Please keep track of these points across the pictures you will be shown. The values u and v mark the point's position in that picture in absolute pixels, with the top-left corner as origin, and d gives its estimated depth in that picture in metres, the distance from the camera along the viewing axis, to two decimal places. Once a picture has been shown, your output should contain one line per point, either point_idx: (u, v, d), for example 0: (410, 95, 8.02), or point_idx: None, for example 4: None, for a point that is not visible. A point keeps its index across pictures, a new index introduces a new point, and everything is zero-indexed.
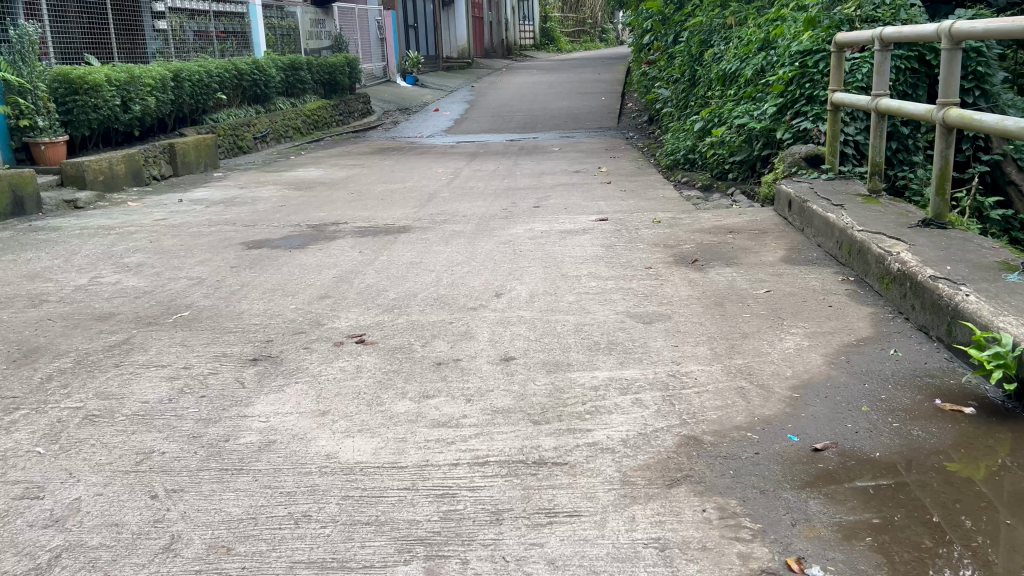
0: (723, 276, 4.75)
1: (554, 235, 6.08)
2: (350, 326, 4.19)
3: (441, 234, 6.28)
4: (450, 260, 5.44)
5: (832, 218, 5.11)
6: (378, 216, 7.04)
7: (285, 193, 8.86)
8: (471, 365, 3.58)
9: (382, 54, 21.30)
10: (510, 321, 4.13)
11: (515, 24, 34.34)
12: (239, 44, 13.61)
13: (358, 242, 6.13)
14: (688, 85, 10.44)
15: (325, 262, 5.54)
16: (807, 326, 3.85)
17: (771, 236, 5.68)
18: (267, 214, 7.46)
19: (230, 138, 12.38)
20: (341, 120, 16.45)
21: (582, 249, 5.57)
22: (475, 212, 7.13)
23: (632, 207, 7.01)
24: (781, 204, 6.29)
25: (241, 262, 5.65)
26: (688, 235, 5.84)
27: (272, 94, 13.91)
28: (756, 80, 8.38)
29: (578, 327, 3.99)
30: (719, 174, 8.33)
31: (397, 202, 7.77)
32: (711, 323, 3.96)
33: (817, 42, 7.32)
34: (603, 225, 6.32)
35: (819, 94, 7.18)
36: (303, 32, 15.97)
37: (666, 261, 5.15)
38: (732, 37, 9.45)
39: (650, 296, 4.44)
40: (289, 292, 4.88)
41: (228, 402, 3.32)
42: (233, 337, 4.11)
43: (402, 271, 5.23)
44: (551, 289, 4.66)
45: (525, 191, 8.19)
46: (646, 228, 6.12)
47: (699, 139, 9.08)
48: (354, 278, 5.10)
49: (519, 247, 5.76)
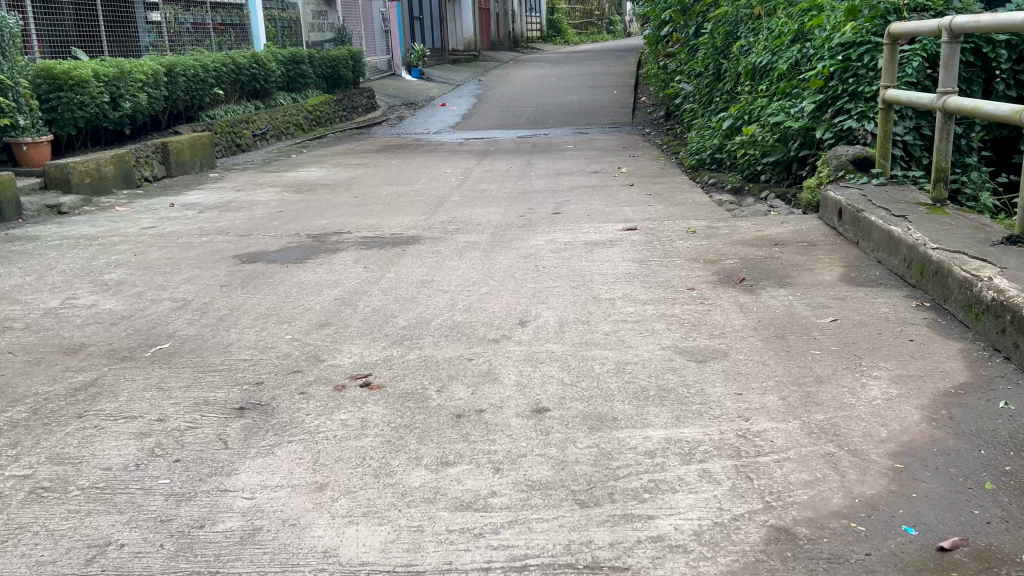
0: (778, 301, 4.17)
1: (579, 247, 5.50)
2: (353, 363, 3.62)
3: (454, 246, 5.71)
4: (465, 278, 4.88)
5: (897, 232, 4.52)
6: (384, 225, 6.48)
7: (286, 197, 8.29)
8: (497, 419, 3.01)
9: (387, 47, 20.69)
10: (539, 358, 3.56)
11: (522, 16, 33.67)
12: (237, 37, 13.04)
13: (363, 255, 5.56)
14: (712, 80, 9.84)
15: (326, 280, 4.97)
16: (891, 368, 3.27)
17: (823, 250, 5.10)
18: (264, 221, 6.90)
19: (228, 136, 11.83)
20: (344, 116, 15.88)
21: (612, 265, 5.00)
22: (489, 219, 6.55)
23: (661, 214, 6.42)
24: (829, 212, 5.70)
25: (233, 281, 5.09)
26: (729, 248, 5.26)
27: (271, 88, 13.34)
28: (791, 74, 7.77)
29: (619, 367, 3.41)
30: (750, 175, 7.78)
31: (405, 208, 7.20)
32: (775, 362, 3.39)
33: (859, 33, 6.73)
34: (632, 236, 5.74)
35: (865, 90, 6.58)
36: (304, 24, 15.40)
37: (709, 280, 4.57)
38: (761, 28, 8.85)
39: (698, 325, 3.87)
40: (284, 318, 4.32)
41: (207, 469, 2.76)
42: (218, 378, 3.55)
43: (412, 291, 4.66)
44: (583, 316, 4.09)
45: (542, 195, 7.61)
46: (680, 240, 5.54)
47: (728, 138, 8.49)
48: (358, 300, 4.53)
49: (540, 262, 5.19)
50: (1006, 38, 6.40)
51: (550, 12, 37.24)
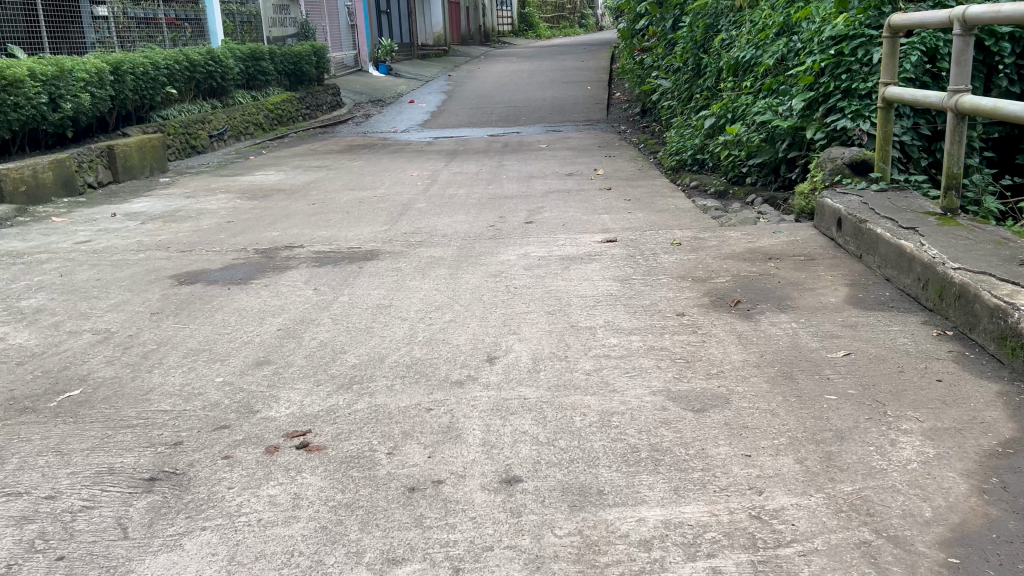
0: (780, 329, 3.68)
1: (554, 263, 4.99)
2: (292, 417, 3.09)
3: (416, 262, 5.17)
4: (428, 301, 4.36)
5: (909, 248, 4.06)
6: (340, 237, 5.92)
7: (239, 205, 7.71)
8: (459, 493, 2.48)
9: (353, 42, 20.04)
10: (511, 408, 3.04)
11: (492, 9, 33.11)
12: (193, 32, 12.39)
13: (314, 274, 5.02)
14: (692, 75, 9.35)
15: (270, 306, 4.42)
16: (922, 419, 2.79)
17: (822, 266, 4.63)
18: (208, 234, 6.31)
19: (182, 137, 11.18)
20: (307, 114, 15.24)
21: (591, 285, 4.49)
22: (456, 230, 6.03)
23: (642, 223, 5.93)
24: (826, 221, 5.24)
25: (165, 307, 4.52)
26: (720, 263, 4.77)
27: (229, 86, 12.69)
28: (777, 69, 7.31)
29: (603, 419, 2.91)
30: (734, 178, 7.34)
31: (365, 216, 6.65)
32: (786, 413, 2.89)
33: (852, 26, 6.27)
34: (612, 249, 5.23)
35: (858, 86, 6.13)
36: (264, 19, 14.74)
37: (701, 304, 4.07)
38: (743, 21, 8.39)
39: (692, 361, 3.37)
40: (216, 355, 3.77)
41: (96, 571, 2.21)
42: (129, 438, 2.98)
43: (366, 319, 4.13)
44: (561, 349, 3.58)
45: (514, 201, 7.09)
46: (666, 254, 5.04)
47: (710, 137, 8.03)
48: (304, 331, 3.99)
49: (512, 281, 4.67)
50: (1010, 30, 5.97)
51: (521, 6, 36.66)
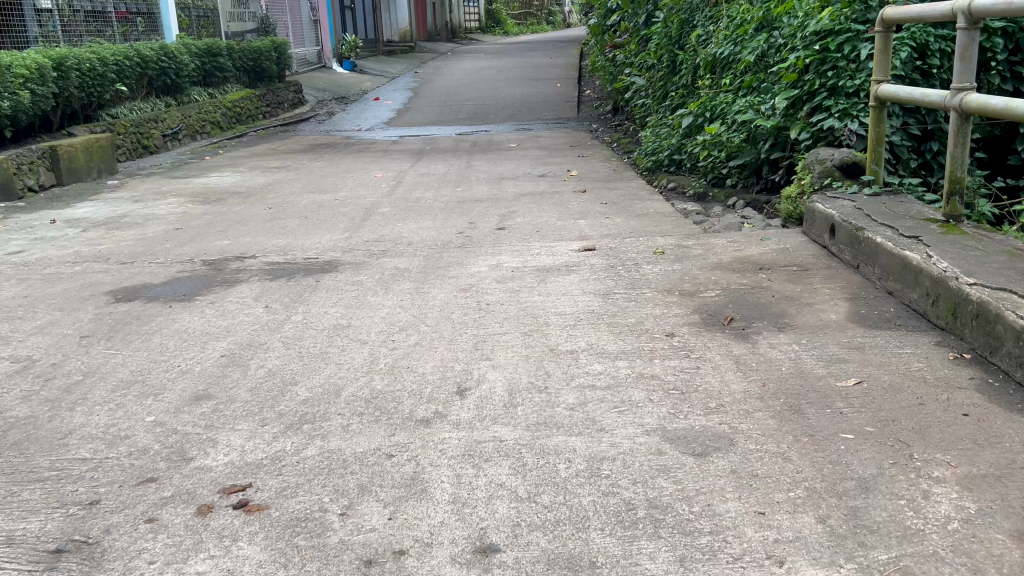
0: (781, 353, 3.33)
1: (529, 275, 4.60)
2: (230, 467, 2.68)
3: (378, 275, 4.76)
4: (391, 320, 3.95)
5: (916, 260, 3.72)
6: (297, 246, 5.49)
7: (190, 210, 7.23)
8: (425, 569, 2.09)
9: (316, 38, 19.50)
10: (484, 453, 2.65)
11: (459, 6, 32.67)
12: (145, 26, 11.83)
13: (266, 289, 4.59)
14: (666, 72, 9.01)
15: (215, 328, 3.99)
16: (955, 465, 2.44)
17: (818, 278, 4.29)
18: (152, 243, 5.84)
19: (132, 136, 10.62)
20: (268, 112, 14.71)
21: (569, 301, 4.11)
22: (423, 237, 5.62)
23: (620, 230, 5.56)
24: (817, 228, 4.90)
25: (97, 329, 4.06)
26: (707, 275, 4.42)
27: (184, 83, 12.14)
28: (757, 66, 6.98)
29: (591, 466, 2.53)
30: (714, 180, 7.01)
31: (325, 222, 6.21)
32: (799, 458, 2.53)
33: (837, 20, 5.95)
34: (590, 259, 4.86)
35: (845, 84, 5.81)
36: (222, 13, 14.19)
37: (691, 323, 3.71)
38: (720, 16, 8.07)
39: (687, 393, 3.00)
40: (149, 388, 3.34)
41: None
42: (36, 496, 2.55)
43: (321, 342, 3.72)
44: (539, 378, 3.19)
45: (484, 205, 6.70)
46: (648, 265, 4.67)
47: (688, 137, 7.70)
48: (251, 359, 3.56)
49: (483, 296, 4.27)
50: (1002, 25, 5.65)
51: (489, 2, 36.21)
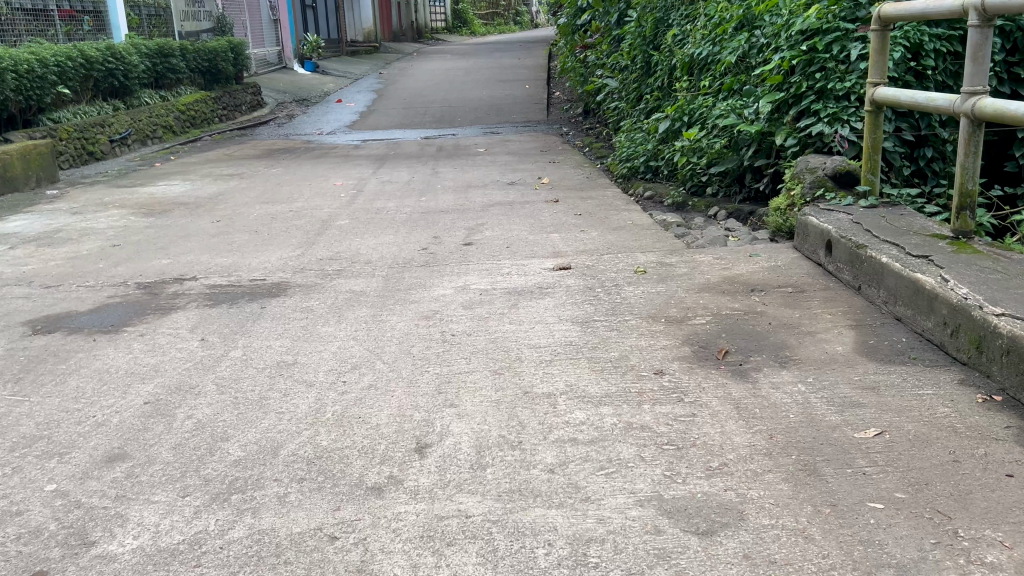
0: (786, 395, 2.93)
1: (499, 299, 4.17)
2: (138, 555, 2.21)
3: (331, 300, 4.30)
4: (343, 356, 3.49)
5: (930, 283, 3.34)
6: (242, 265, 5.01)
7: (130, 223, 6.70)
8: None
9: (277, 39, 18.91)
10: (446, 535, 2.20)
11: (426, 6, 32.17)
12: (91, 25, 11.28)
13: (205, 320, 4.11)
14: (640, 74, 8.64)
15: (141, 368, 3.50)
16: (1010, 545, 2.04)
17: (817, 302, 3.90)
18: (84, 262, 5.33)
19: (76, 141, 10.03)
20: (225, 115, 14.13)
21: (544, 330, 3.68)
22: (382, 255, 5.17)
23: (597, 245, 5.15)
24: (812, 243, 4.51)
25: (6, 369, 3.56)
26: (695, 298, 4.02)
27: (133, 84, 11.54)
28: (737, 67, 6.62)
29: (575, 552, 2.10)
30: (693, 189, 6.63)
31: (275, 238, 5.74)
32: (823, 537, 2.12)
33: (824, 19, 5.61)
34: (566, 279, 4.44)
35: (834, 86, 5.45)
36: (176, 12, 13.61)
37: (681, 358, 3.30)
38: (696, 15, 7.71)
39: (684, 448, 2.58)
40: (55, 446, 2.84)
41: None
42: None
43: (261, 385, 3.25)
44: (511, 430, 2.75)
45: (449, 217, 6.25)
46: (630, 286, 4.26)
47: (665, 142, 7.32)
48: (179, 409, 3.08)
49: (448, 325, 3.82)
50: (999, 24, 5.35)
51: (455, 2, 35.70)
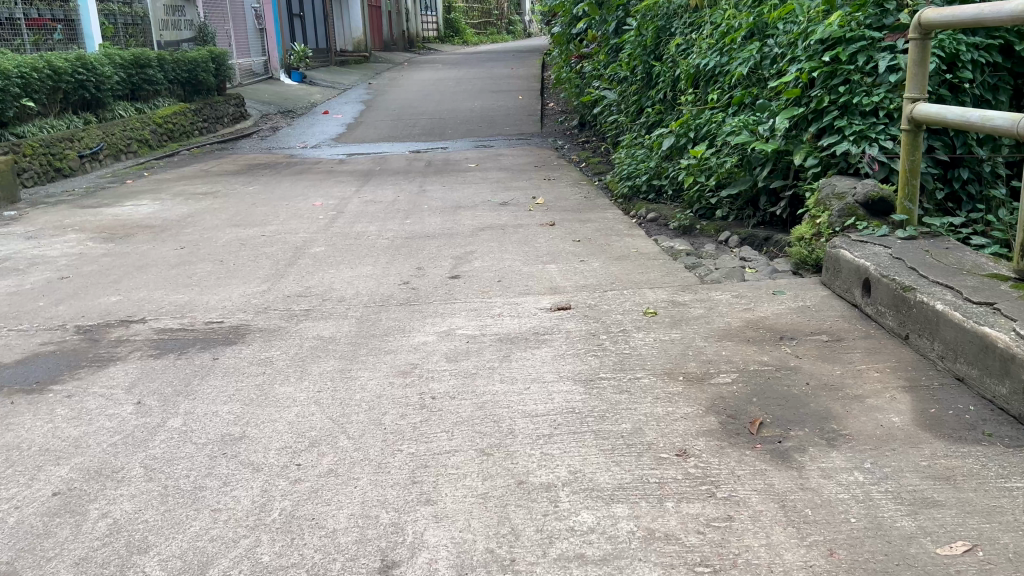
0: (842, 490, 2.37)
1: (487, 349, 3.60)
2: None
3: (294, 351, 3.71)
4: (300, 429, 2.91)
5: (1004, 342, 2.78)
6: (198, 304, 4.44)
7: (87, 249, 6.14)
8: None
9: (262, 48, 18.36)
10: None
11: (417, 15, 31.68)
12: (62, 35, 10.78)
13: (147, 375, 3.53)
14: (640, 86, 8.12)
15: (56, 444, 2.91)
16: None
17: (858, 355, 3.35)
18: (23, 299, 4.75)
19: (41, 157, 9.44)
20: (206, 128, 13.56)
21: (540, 391, 3.11)
22: (358, 290, 4.60)
23: (600, 279, 4.59)
24: (846, 281, 3.96)
25: None
26: (717, 349, 3.46)
27: (106, 96, 10.97)
28: (748, 79, 6.08)
29: None
30: (701, 212, 6.09)
31: (241, 269, 5.16)
32: None
33: (847, 27, 5.09)
34: (566, 323, 3.88)
35: (860, 101, 4.91)
36: (155, 21, 13.06)
37: (707, 432, 2.74)
38: (701, 23, 7.20)
39: (723, 572, 2.02)
40: None
41: None
42: None
43: (198, 471, 2.67)
44: (501, 542, 2.18)
45: (435, 244, 5.69)
46: (640, 332, 3.70)
47: (668, 159, 6.78)
48: (91, 505, 2.50)
49: (428, 384, 3.25)
50: None
51: (446, 11, 35.20)
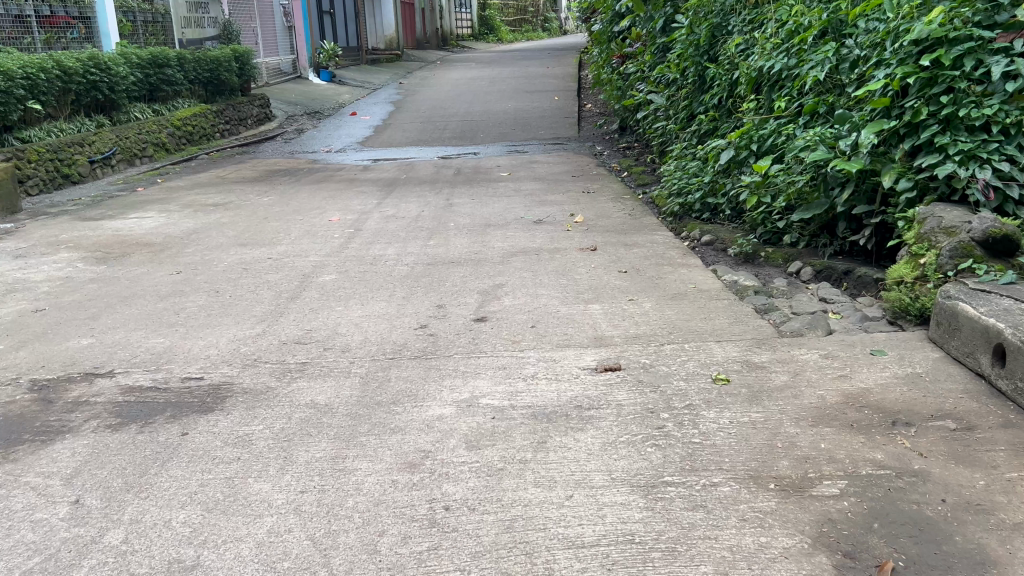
0: None
1: (517, 430, 2.85)
2: None
3: (278, 426, 3.00)
4: (270, 558, 2.21)
5: None
6: (178, 353, 3.77)
7: (75, 273, 5.51)
8: None
9: (291, 46, 17.79)
10: None
11: (452, 13, 31.07)
12: (76, 33, 10.24)
13: (95, 456, 2.85)
14: (691, 89, 7.34)
15: None
16: None
17: (1001, 454, 2.56)
18: None
19: (47, 162, 8.89)
20: (228, 130, 12.98)
21: (587, 504, 2.37)
22: (365, 336, 3.89)
23: (655, 326, 3.83)
24: (968, 342, 3.16)
25: None
26: (815, 439, 2.69)
27: (121, 98, 10.41)
28: (821, 85, 5.29)
29: None
30: (765, 236, 5.30)
31: (237, 304, 4.49)
32: None
33: (949, 24, 4.29)
34: (617, 391, 3.13)
35: (968, 114, 4.10)
36: (176, 17, 12.50)
37: None
38: (763, 19, 6.41)
39: None
40: None
41: None
42: None
43: None
44: None
45: (459, 273, 4.97)
46: (711, 408, 2.94)
47: (725, 174, 5.99)
48: None
49: (441, 486, 2.51)
50: None
51: (481, 9, 34.49)
